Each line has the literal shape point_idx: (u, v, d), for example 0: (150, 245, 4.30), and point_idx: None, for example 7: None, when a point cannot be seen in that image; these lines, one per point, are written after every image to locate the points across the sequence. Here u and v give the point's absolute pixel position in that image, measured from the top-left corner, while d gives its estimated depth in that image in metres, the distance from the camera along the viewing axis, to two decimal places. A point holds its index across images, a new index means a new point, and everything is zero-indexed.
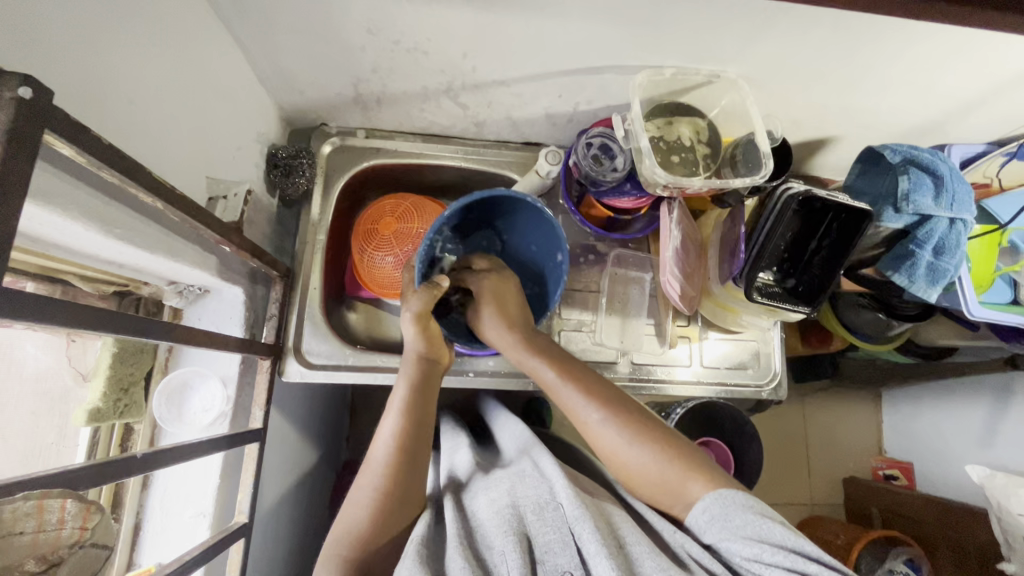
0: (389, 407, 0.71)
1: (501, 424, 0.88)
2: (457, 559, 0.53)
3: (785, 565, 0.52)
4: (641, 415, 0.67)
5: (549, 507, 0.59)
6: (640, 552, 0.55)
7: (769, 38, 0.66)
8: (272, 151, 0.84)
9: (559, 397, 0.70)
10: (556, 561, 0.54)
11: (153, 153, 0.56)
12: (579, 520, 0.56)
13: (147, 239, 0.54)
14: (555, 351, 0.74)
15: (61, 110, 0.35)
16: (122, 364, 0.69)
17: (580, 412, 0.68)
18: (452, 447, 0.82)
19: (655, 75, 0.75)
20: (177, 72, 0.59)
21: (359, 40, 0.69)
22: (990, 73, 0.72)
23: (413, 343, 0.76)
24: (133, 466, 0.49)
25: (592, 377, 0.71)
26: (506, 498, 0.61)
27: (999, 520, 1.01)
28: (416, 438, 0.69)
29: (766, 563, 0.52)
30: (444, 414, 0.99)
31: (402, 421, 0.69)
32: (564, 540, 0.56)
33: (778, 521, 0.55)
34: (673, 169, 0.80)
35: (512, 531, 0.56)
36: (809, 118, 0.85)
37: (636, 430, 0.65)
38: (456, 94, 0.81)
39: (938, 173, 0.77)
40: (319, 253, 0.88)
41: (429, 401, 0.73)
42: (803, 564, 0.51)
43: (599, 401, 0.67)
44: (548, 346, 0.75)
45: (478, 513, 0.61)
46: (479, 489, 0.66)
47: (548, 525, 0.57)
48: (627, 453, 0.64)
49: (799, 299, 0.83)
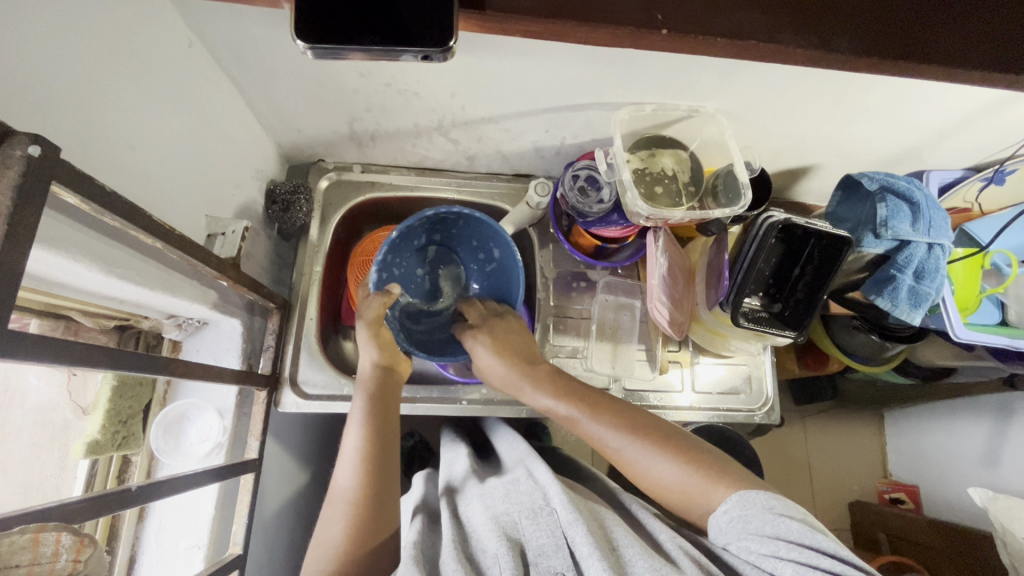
0: (352, 418, 0.72)
1: (503, 437, 0.88)
2: (451, 560, 0.55)
3: (800, 560, 0.52)
4: (663, 429, 0.69)
5: (542, 512, 0.60)
6: (631, 554, 0.56)
7: (741, 75, 0.69)
8: (270, 188, 0.88)
9: (581, 428, 0.71)
10: (548, 563, 0.55)
11: (154, 194, 0.59)
12: (572, 524, 0.57)
13: (147, 277, 0.57)
14: (573, 385, 0.75)
15: (68, 164, 0.38)
16: (121, 398, 0.70)
17: (605, 439, 0.69)
18: (451, 458, 0.82)
19: (636, 111, 0.78)
20: (179, 118, 0.63)
21: (353, 82, 0.72)
22: (957, 105, 0.75)
23: (369, 351, 0.77)
24: (125, 501, 0.50)
25: (614, 405, 0.72)
26: (500, 505, 0.62)
27: (1004, 545, 1.00)
28: (380, 446, 0.69)
29: (779, 558, 0.53)
30: (448, 428, 0.99)
31: (365, 432, 0.70)
32: (557, 543, 0.57)
33: (795, 519, 0.56)
34: (656, 200, 0.82)
35: (505, 535, 0.57)
36: (789, 147, 0.88)
37: (661, 448, 0.66)
38: (446, 130, 0.85)
39: (914, 200, 0.79)
40: (315, 284, 0.91)
41: (390, 410, 0.74)
42: (816, 560, 0.52)
43: (625, 428, 0.68)
44: (564, 380, 0.76)
45: (473, 518, 0.63)
46: (473, 495, 0.67)
47: (542, 529, 0.58)
48: (656, 470, 0.65)
49: (785, 323, 0.84)
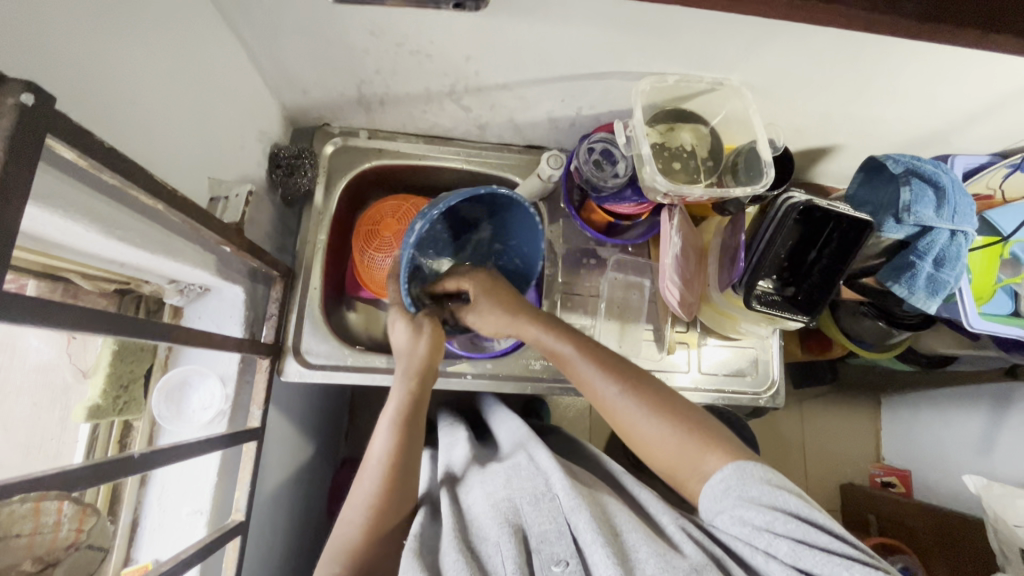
0: (382, 418, 0.70)
1: (502, 419, 0.88)
2: (452, 553, 0.54)
3: (796, 536, 0.52)
4: (675, 398, 0.66)
5: (544, 497, 0.61)
6: (634, 539, 0.56)
7: (773, 46, 0.66)
8: (274, 151, 0.84)
9: (578, 372, 0.70)
10: (552, 551, 0.56)
11: (155, 154, 0.56)
12: (575, 510, 0.58)
13: (149, 240, 0.55)
14: (576, 329, 0.73)
15: (64, 115, 0.36)
16: (122, 362, 0.69)
17: (599, 387, 0.68)
18: (449, 442, 0.82)
19: (658, 81, 0.74)
20: (182, 73, 0.60)
21: (363, 42, 0.69)
22: (993, 85, 0.72)
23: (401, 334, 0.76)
24: (128, 467, 0.49)
25: (612, 353, 0.70)
26: (502, 491, 0.62)
27: (996, 530, 1.01)
28: (404, 456, 0.66)
29: (776, 531, 0.52)
30: (445, 412, 0.98)
31: (392, 442, 0.67)
32: (560, 530, 0.58)
33: (790, 491, 0.55)
34: (674, 176, 0.80)
35: (507, 523, 0.57)
36: (813, 125, 0.85)
37: (656, 407, 0.64)
38: (458, 96, 0.81)
39: (940, 184, 0.77)
40: (319, 253, 0.89)
41: (418, 417, 0.71)
42: (813, 534, 0.52)
43: (621, 379, 0.67)
44: (570, 324, 0.74)
45: (473, 505, 0.63)
46: (474, 482, 0.67)
47: (544, 515, 0.59)
48: (648, 427, 0.64)
49: (797, 307, 0.82)
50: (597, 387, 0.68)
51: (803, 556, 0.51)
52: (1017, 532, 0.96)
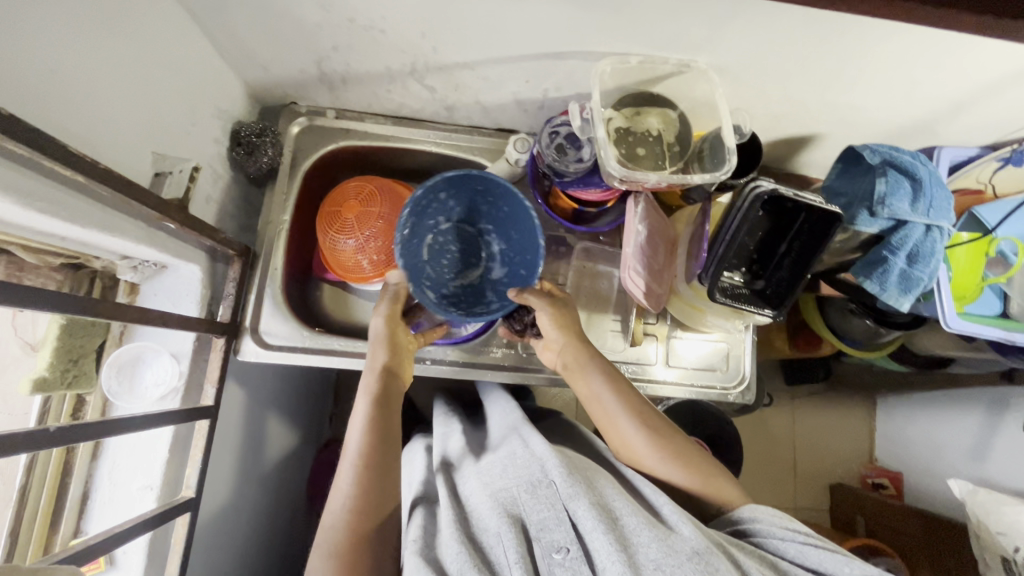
0: (354, 418, 0.69)
1: (497, 403, 0.87)
2: (453, 547, 0.54)
3: (802, 542, 0.60)
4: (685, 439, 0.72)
5: (541, 485, 0.59)
6: (634, 524, 0.55)
7: (735, 26, 0.63)
8: (236, 129, 0.84)
9: (601, 406, 0.74)
10: (552, 538, 0.54)
11: (88, 127, 0.56)
12: (574, 498, 0.56)
13: (77, 212, 0.54)
14: (601, 363, 0.76)
15: None
16: (71, 336, 0.70)
17: (621, 426, 0.72)
18: (446, 432, 0.81)
19: (620, 63, 0.72)
20: (120, 44, 0.59)
21: (314, 16, 0.67)
22: (977, 72, 0.68)
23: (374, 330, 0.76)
24: (41, 440, 0.50)
25: (632, 391, 0.74)
26: (500, 481, 0.62)
27: (977, 536, 0.98)
28: (382, 448, 0.66)
29: (784, 539, 0.60)
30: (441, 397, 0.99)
31: (367, 435, 0.67)
32: (558, 517, 0.56)
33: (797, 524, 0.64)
34: (638, 162, 0.77)
35: (505, 513, 0.57)
36: (789, 112, 0.81)
37: (674, 450, 0.70)
38: (421, 76, 0.79)
39: (916, 176, 0.73)
40: (283, 233, 0.88)
41: (392, 412, 0.71)
42: (815, 542, 0.60)
43: (642, 421, 0.71)
44: (594, 357, 0.77)
45: (472, 497, 0.62)
46: (471, 473, 0.66)
47: (542, 503, 0.57)
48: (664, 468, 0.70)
49: (765, 301, 0.80)
50: (620, 426, 0.72)
51: (808, 554, 0.58)
52: (999, 539, 0.93)
